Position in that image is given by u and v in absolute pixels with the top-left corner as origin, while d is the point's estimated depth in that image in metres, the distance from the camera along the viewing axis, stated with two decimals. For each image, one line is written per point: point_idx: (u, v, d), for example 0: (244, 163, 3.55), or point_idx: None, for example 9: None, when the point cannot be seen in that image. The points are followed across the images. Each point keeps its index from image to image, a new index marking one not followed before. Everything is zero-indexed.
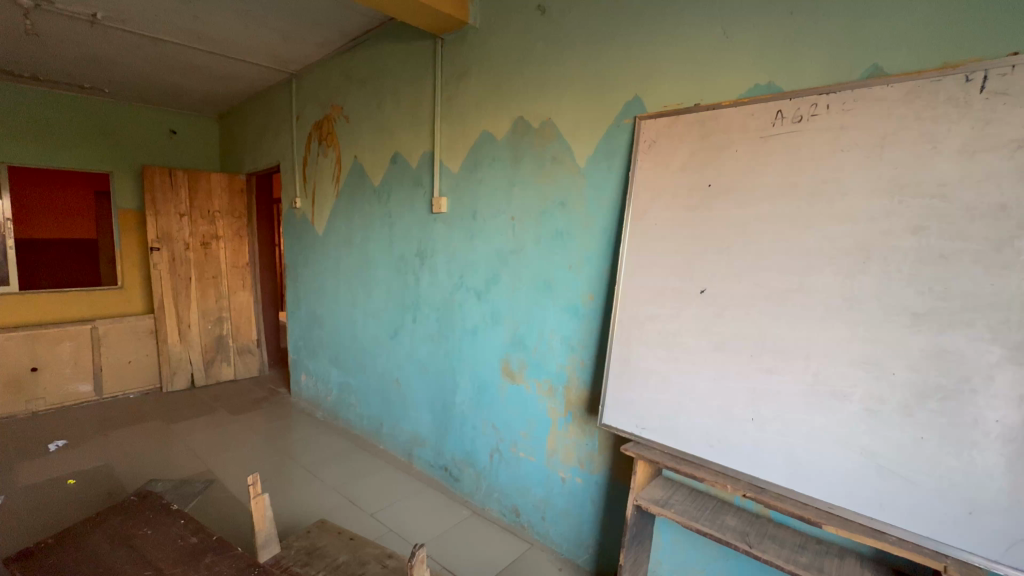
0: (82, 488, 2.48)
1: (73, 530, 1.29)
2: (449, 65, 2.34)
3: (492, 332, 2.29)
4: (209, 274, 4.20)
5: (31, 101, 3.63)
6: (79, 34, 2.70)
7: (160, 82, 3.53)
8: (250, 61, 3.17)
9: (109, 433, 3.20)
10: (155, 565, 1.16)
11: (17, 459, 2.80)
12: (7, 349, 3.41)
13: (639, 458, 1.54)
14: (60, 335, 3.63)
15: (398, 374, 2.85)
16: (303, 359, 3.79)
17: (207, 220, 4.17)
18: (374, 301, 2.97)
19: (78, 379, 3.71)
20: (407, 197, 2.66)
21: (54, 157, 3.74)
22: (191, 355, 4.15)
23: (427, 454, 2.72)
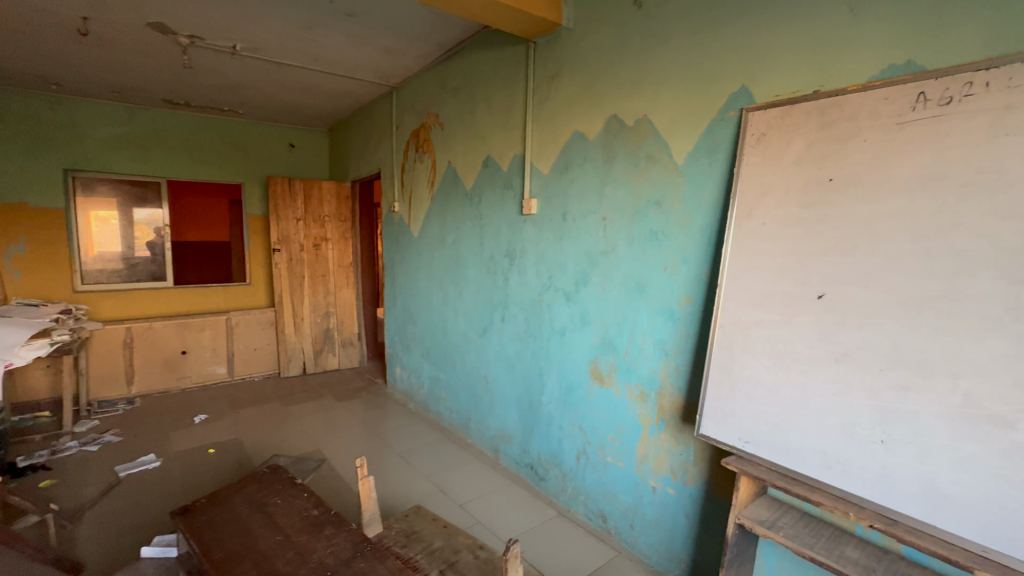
0: (220, 457, 2.87)
1: (223, 490, 1.49)
2: (540, 69, 2.37)
3: (581, 333, 2.28)
4: (319, 273, 4.65)
5: (184, 124, 4.27)
6: (222, 64, 3.12)
7: (282, 101, 3.97)
8: (357, 78, 3.46)
9: (239, 410, 3.67)
10: (285, 530, 1.29)
11: (171, 428, 3.31)
12: (163, 334, 4.04)
13: (742, 473, 1.45)
14: (203, 324, 4.23)
15: (487, 371, 2.94)
16: (398, 353, 4.04)
17: (318, 224, 4.61)
18: (464, 300, 3.09)
19: (216, 362, 4.30)
20: (497, 199, 2.72)
21: (199, 170, 4.37)
22: (303, 345, 4.62)
23: (513, 451, 2.77)
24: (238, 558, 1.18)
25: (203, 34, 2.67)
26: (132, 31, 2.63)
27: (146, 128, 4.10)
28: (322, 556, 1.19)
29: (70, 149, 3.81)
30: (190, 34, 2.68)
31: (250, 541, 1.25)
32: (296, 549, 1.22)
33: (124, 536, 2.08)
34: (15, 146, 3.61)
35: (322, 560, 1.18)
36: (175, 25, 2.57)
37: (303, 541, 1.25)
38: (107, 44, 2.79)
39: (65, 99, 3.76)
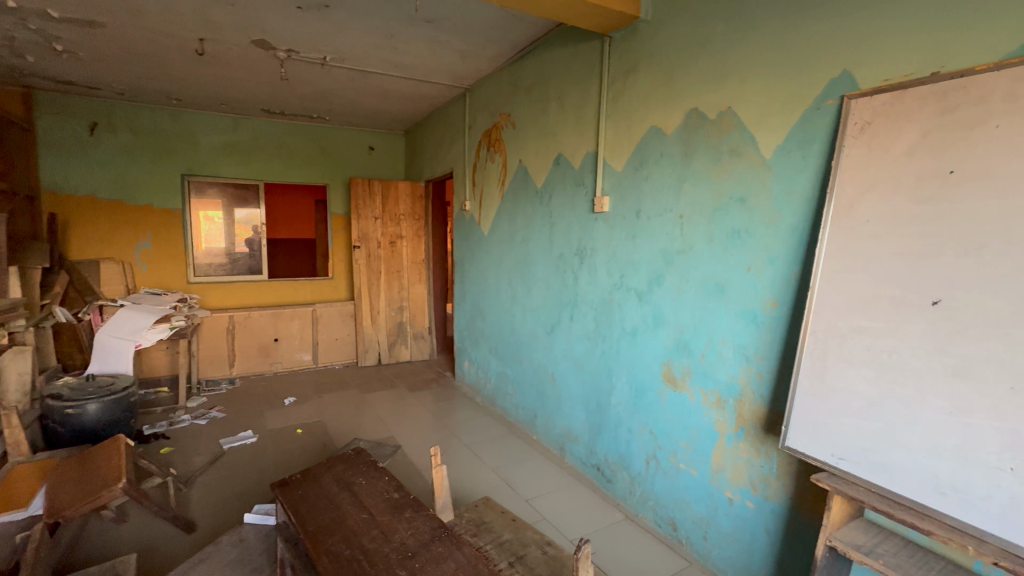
0: (307, 437, 3.12)
1: (314, 467, 1.61)
2: (616, 64, 2.32)
3: (653, 334, 2.21)
4: (394, 269, 4.89)
5: (279, 131, 4.66)
6: (313, 74, 3.37)
7: (364, 107, 4.21)
8: (433, 82, 3.59)
9: (322, 395, 3.97)
10: (370, 509, 1.38)
11: (265, 408, 3.64)
12: (259, 322, 4.45)
13: (835, 492, 1.34)
14: (292, 315, 4.61)
15: (554, 369, 2.94)
16: (467, 348, 4.15)
17: (394, 222, 4.86)
18: (532, 297, 3.12)
19: (303, 350, 4.67)
20: (568, 197, 2.71)
21: (290, 173, 4.75)
22: (379, 337, 4.89)
23: (579, 450, 2.75)
24: (330, 531, 1.28)
25: (298, 47, 2.90)
26: (239, 49, 2.92)
27: (247, 136, 4.53)
28: (403, 537, 1.26)
29: (186, 156, 4.30)
30: (286, 48, 2.91)
31: (339, 516, 1.35)
32: (380, 528, 1.30)
33: (228, 502, 2.32)
34: (144, 155, 4.14)
35: (404, 541, 1.25)
36: (274, 41, 2.81)
37: (386, 521, 1.33)
38: (218, 61, 3.11)
39: (182, 112, 4.24)
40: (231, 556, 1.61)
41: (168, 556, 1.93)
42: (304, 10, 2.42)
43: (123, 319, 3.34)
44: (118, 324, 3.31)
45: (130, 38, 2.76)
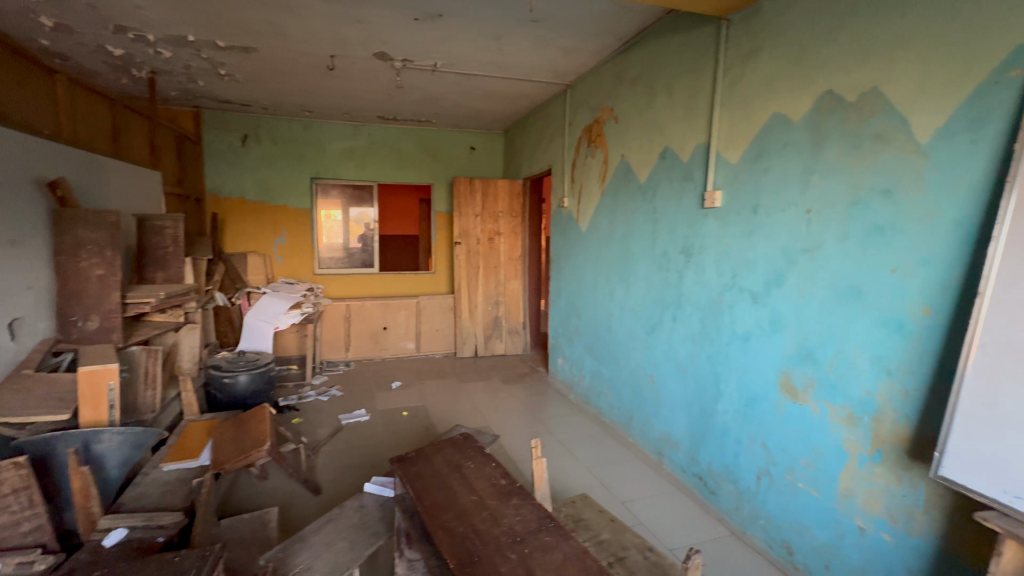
0: (412, 420, 3.36)
1: (427, 447, 1.73)
2: (733, 49, 2.17)
3: (770, 340, 2.04)
4: (492, 265, 5.06)
5: (391, 136, 5.04)
6: (424, 81, 3.58)
7: (468, 109, 4.39)
8: (534, 80, 3.63)
9: (424, 382, 4.24)
10: (479, 493, 1.45)
11: (375, 390, 3.98)
12: (371, 312, 4.87)
13: (1008, 535, 1.14)
14: (399, 306, 4.98)
15: (653, 371, 2.84)
16: (561, 344, 4.16)
17: (493, 219, 5.02)
18: (631, 295, 3.04)
19: (407, 339, 5.02)
20: (675, 192, 2.59)
21: (400, 174, 5.11)
22: (476, 330, 5.09)
23: (679, 458, 2.63)
24: (443, 508, 1.37)
25: (412, 57, 3.11)
26: (362, 62, 3.20)
27: (365, 142, 4.96)
28: (511, 522, 1.31)
29: (315, 161, 4.82)
30: (402, 58, 3.14)
31: (451, 495, 1.44)
32: (489, 511, 1.36)
33: (347, 472, 2.59)
34: (282, 161, 4.73)
35: (512, 526, 1.30)
36: (393, 53, 3.04)
37: (495, 505, 1.39)
38: (344, 75, 3.44)
39: (313, 122, 4.76)
40: (353, 520, 1.78)
41: (301, 513, 2.20)
42: (420, 21, 2.59)
43: (265, 304, 3.88)
44: (261, 308, 3.84)
45: (276, 60, 3.16)
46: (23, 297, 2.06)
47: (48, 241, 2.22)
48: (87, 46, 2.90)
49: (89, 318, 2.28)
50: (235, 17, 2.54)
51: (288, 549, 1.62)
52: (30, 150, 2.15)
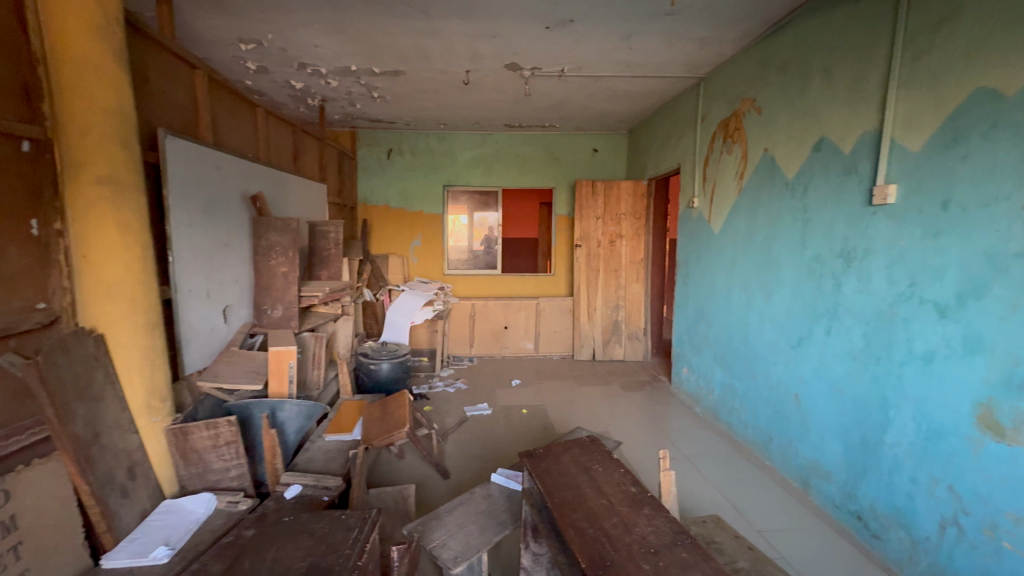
0: (531, 418, 3.44)
1: (555, 445, 1.76)
2: (918, 17, 1.83)
3: (964, 363, 1.69)
4: (612, 268, 4.98)
5: (516, 142, 5.23)
6: (551, 87, 3.66)
7: (593, 110, 4.37)
8: (665, 76, 3.48)
9: (543, 382, 4.31)
10: (609, 497, 1.44)
11: (497, 386, 4.17)
12: (493, 311, 5.11)
13: None
14: (520, 306, 5.14)
15: (799, 389, 2.53)
16: (686, 353, 3.92)
17: (615, 221, 4.93)
18: (773, 304, 2.75)
19: (527, 339, 5.16)
20: (833, 187, 2.28)
21: (523, 179, 5.28)
22: (595, 333, 5.05)
23: (831, 491, 2.31)
24: (573, 507, 1.39)
25: (541, 65, 3.20)
26: (494, 74, 3.37)
27: (492, 149, 5.22)
28: (644, 531, 1.28)
29: (448, 170, 5.21)
30: (532, 67, 3.24)
31: (580, 495, 1.45)
32: (620, 517, 1.34)
33: (472, 461, 2.75)
34: (419, 171, 5.20)
35: (646, 535, 1.27)
36: (523, 62, 3.16)
37: (626, 512, 1.37)
38: (478, 87, 3.67)
39: (446, 133, 5.15)
40: (481, 505, 1.89)
41: (434, 493, 2.40)
42: (552, 28, 2.64)
43: (403, 300, 4.31)
44: (400, 303, 4.28)
45: (419, 79, 3.49)
46: (232, 288, 2.55)
47: (249, 243, 2.73)
48: (277, 82, 3.50)
49: (275, 306, 2.75)
50: (389, 45, 2.86)
51: (426, 524, 1.78)
52: (240, 170, 2.66)
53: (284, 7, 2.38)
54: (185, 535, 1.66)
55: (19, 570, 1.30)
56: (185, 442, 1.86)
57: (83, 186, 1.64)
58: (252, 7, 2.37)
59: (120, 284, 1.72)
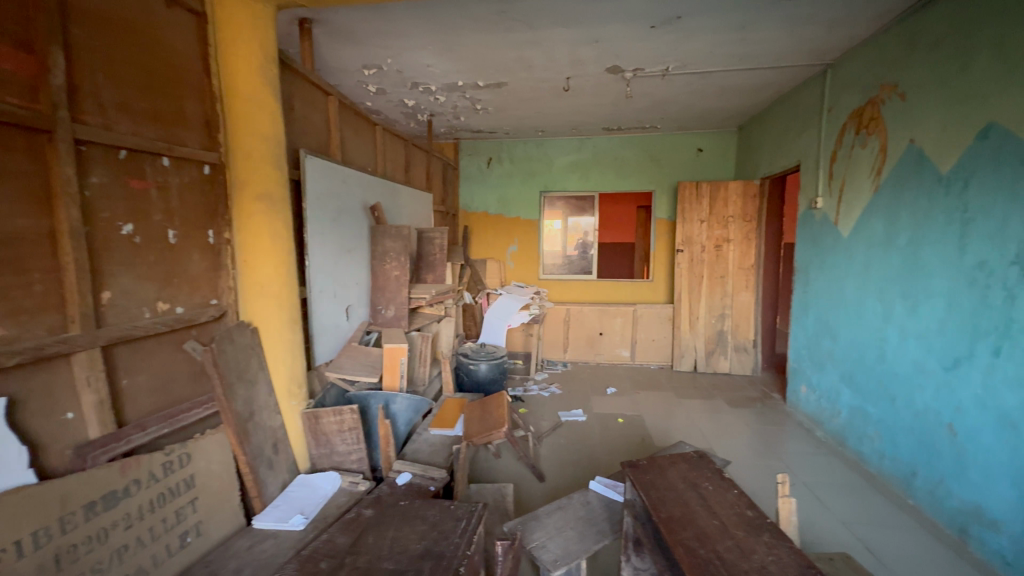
0: (628, 428, 3.35)
1: (659, 457, 1.70)
2: None
3: None
4: (718, 274, 4.69)
5: (615, 146, 5.13)
6: (653, 87, 3.55)
7: (699, 108, 4.15)
8: (783, 66, 3.20)
9: (639, 392, 4.17)
10: (721, 518, 1.36)
11: (592, 393, 4.12)
12: (589, 317, 5.06)
13: None
14: (616, 313, 5.04)
15: (954, 418, 2.16)
16: (805, 370, 3.55)
17: (722, 224, 4.63)
18: (918, 317, 2.38)
19: (622, 347, 5.03)
20: (1003, 182, 1.92)
21: (621, 183, 5.18)
22: (697, 343, 4.78)
23: (998, 542, 1.93)
24: (682, 524, 1.33)
25: (644, 65, 3.11)
26: (595, 78, 3.35)
27: (589, 154, 5.19)
28: (764, 561, 1.19)
29: (545, 176, 5.28)
30: (633, 68, 3.17)
31: (689, 513, 1.38)
32: (736, 541, 1.26)
33: (568, 467, 2.75)
34: (517, 178, 5.33)
35: (765, 565, 1.17)
36: (625, 64, 3.11)
37: (742, 537, 1.28)
38: (577, 92, 3.67)
39: (544, 140, 5.23)
40: (580, 512, 1.88)
41: (530, 495, 2.44)
42: (657, 27, 2.57)
43: (501, 304, 4.45)
44: (498, 307, 4.43)
45: (520, 89, 3.59)
46: (353, 289, 2.83)
47: (368, 249, 3.01)
48: (392, 101, 3.82)
49: (388, 307, 3.01)
50: (494, 59, 2.98)
51: (526, 524, 1.81)
52: (362, 183, 2.96)
53: (403, 33, 2.60)
54: (317, 506, 1.87)
55: (195, 521, 1.58)
56: (316, 425, 2.11)
57: (247, 202, 1.94)
58: (375, 36, 2.63)
59: (270, 284, 2.00)
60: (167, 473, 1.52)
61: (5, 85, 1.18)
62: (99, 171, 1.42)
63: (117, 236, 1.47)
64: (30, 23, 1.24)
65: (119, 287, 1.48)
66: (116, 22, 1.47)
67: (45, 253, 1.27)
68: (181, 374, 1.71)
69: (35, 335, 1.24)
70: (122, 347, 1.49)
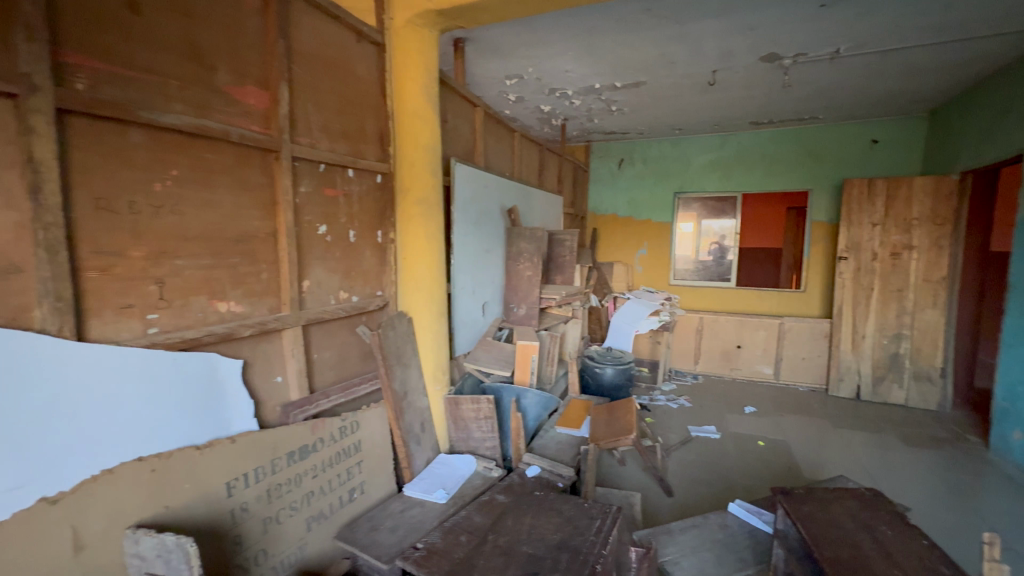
0: (771, 453, 3.02)
1: (820, 490, 1.52)
2: None
3: None
4: (894, 287, 3.99)
5: (764, 141, 4.67)
6: (818, 73, 3.15)
7: (876, 93, 3.57)
8: (1003, 33, 2.59)
9: (785, 415, 3.73)
10: (904, 570, 1.17)
11: (726, 410, 3.80)
12: (725, 328, 4.68)
13: None
14: (758, 325, 4.58)
15: None
16: (1021, 411, 2.83)
17: (902, 228, 3.93)
18: None
19: (764, 363, 4.56)
20: None
21: (770, 182, 4.68)
22: (861, 366, 4.12)
23: None
24: (852, 567, 1.18)
25: (807, 49, 2.78)
26: (746, 69, 3.09)
27: (732, 151, 4.79)
28: None
29: (680, 176, 5.01)
30: (794, 54, 2.85)
31: (861, 556, 1.22)
32: None
33: (700, 484, 2.59)
34: (649, 180, 5.15)
35: None
36: (784, 51, 2.81)
37: None
38: (724, 86, 3.41)
39: (681, 139, 4.97)
40: (717, 535, 1.76)
41: (658, 508, 2.36)
42: (828, 5, 2.28)
43: (629, 309, 4.35)
44: (626, 312, 4.34)
45: (661, 87, 3.46)
46: (489, 287, 3.01)
47: (504, 250, 3.18)
48: (530, 108, 3.98)
49: (520, 305, 3.14)
50: (634, 58, 2.92)
51: (657, 536, 1.76)
52: (501, 187, 3.13)
53: (545, 41, 2.69)
54: (456, 484, 2.04)
55: (360, 480, 1.85)
56: (457, 410, 2.30)
57: (409, 206, 2.19)
58: (520, 48, 2.76)
59: (423, 280, 2.23)
60: (342, 436, 1.80)
61: (251, 116, 1.51)
62: (306, 182, 1.73)
63: (315, 235, 1.78)
64: (267, 65, 1.56)
65: (315, 277, 1.79)
66: (321, 58, 1.79)
67: (270, 249, 1.59)
68: (353, 353, 2.00)
69: (261, 312, 1.56)
70: (315, 327, 1.81)
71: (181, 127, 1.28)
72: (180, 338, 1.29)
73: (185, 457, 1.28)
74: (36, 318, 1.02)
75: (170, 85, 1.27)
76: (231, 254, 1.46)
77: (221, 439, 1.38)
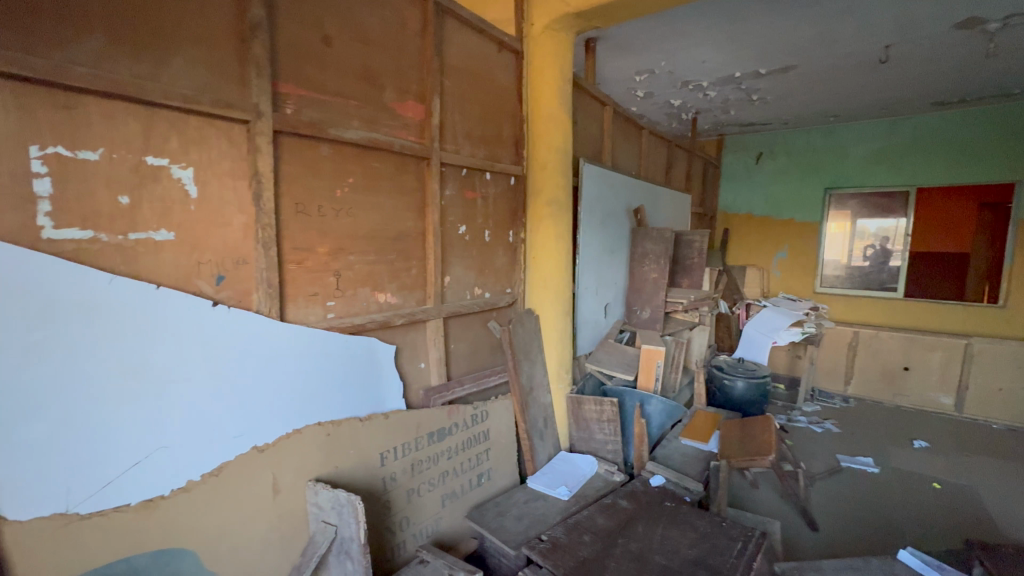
0: (951, 498, 2.52)
1: None
2: None
3: None
4: None
5: (951, 124, 3.89)
6: None
7: None
8: None
9: (971, 454, 3.08)
10: None
11: (887, 440, 3.26)
12: (888, 345, 4.01)
13: None
14: (934, 344, 3.84)
15: None
16: None
17: None
18: None
19: (941, 390, 3.83)
20: None
21: (958, 174, 3.90)
22: None
23: None
24: None
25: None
26: (932, 40, 2.60)
27: (905, 138, 4.08)
28: None
29: (833, 170, 4.40)
30: (1005, 16, 2.33)
31: None
32: None
33: (854, 521, 2.27)
34: (793, 174, 4.61)
35: None
36: (991, 13, 2.31)
37: None
38: (901, 62, 2.92)
39: (836, 127, 4.37)
40: None
41: (800, 541, 2.12)
42: None
43: (766, 317, 3.95)
44: (762, 320, 3.95)
45: (816, 69, 3.07)
46: (612, 288, 2.96)
47: (628, 250, 3.10)
48: (658, 103, 3.83)
49: (644, 308, 3.04)
50: (785, 40, 2.64)
51: (803, 570, 1.57)
52: (627, 187, 3.07)
53: (682, 33, 2.56)
54: (578, 483, 2.05)
55: (487, 466, 1.96)
56: (579, 410, 2.31)
57: (539, 207, 2.25)
58: (653, 42, 2.67)
59: (550, 279, 2.27)
60: (474, 423, 1.92)
61: (409, 128, 1.69)
62: (451, 186, 1.88)
63: (456, 235, 1.92)
64: (423, 81, 1.73)
65: (455, 274, 1.93)
66: (467, 70, 1.92)
67: (420, 247, 1.76)
68: (484, 346, 2.12)
69: (410, 304, 1.73)
70: (453, 320, 1.95)
71: (358, 141, 1.48)
72: (351, 322, 1.49)
73: (351, 426, 1.48)
74: (254, 301, 1.26)
75: (350, 105, 1.47)
76: (389, 251, 1.64)
77: (377, 413, 1.57)
